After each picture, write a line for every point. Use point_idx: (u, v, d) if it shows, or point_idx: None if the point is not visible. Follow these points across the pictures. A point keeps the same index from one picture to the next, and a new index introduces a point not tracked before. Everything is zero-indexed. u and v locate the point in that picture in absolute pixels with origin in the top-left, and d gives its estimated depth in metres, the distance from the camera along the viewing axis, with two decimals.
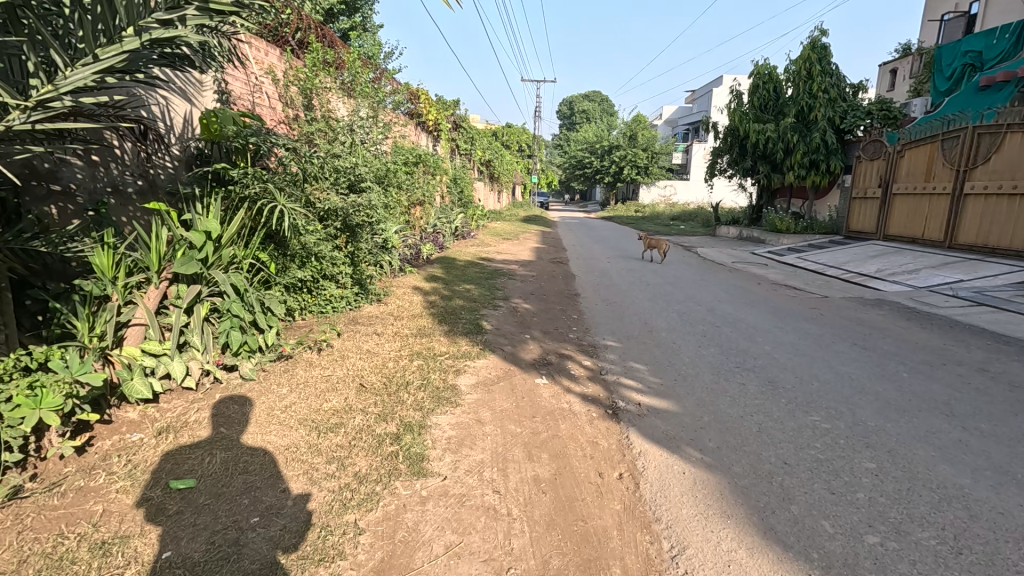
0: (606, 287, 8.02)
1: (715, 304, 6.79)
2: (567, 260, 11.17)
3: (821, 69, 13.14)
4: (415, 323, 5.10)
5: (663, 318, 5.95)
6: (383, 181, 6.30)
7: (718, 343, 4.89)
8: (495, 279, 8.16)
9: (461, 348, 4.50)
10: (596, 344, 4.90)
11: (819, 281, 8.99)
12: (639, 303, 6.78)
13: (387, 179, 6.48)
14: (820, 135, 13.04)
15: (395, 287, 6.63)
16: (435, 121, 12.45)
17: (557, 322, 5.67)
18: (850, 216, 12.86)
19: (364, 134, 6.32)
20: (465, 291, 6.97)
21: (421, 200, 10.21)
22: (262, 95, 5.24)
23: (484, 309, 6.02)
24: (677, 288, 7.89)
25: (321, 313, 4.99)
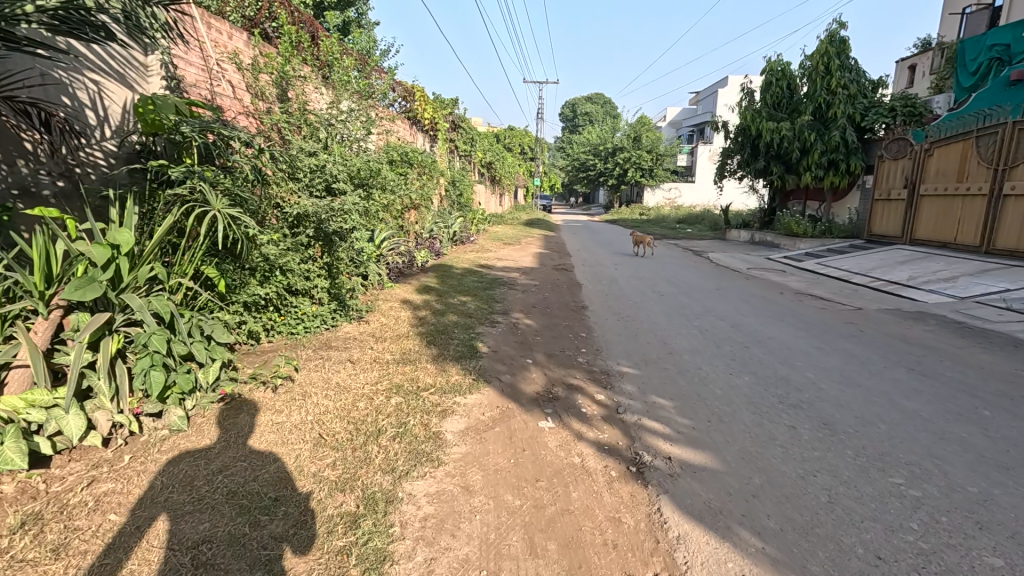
0: (615, 298, 7.32)
1: (738, 317, 6.07)
2: (572, 266, 10.46)
3: (840, 64, 12.43)
4: (399, 346, 4.41)
5: (684, 336, 5.23)
6: (369, 184, 5.64)
7: (752, 369, 4.17)
8: (492, 290, 7.47)
9: (451, 378, 3.81)
10: (610, 372, 4.19)
11: (848, 290, 8.25)
12: (654, 317, 6.07)
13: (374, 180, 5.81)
14: (839, 133, 12.30)
15: (382, 301, 5.94)
16: (430, 119, 11.76)
17: (563, 342, 4.97)
18: (872, 219, 12.13)
19: (345, 131, 5.65)
20: (460, 304, 6.28)
21: (414, 203, 9.53)
22: (224, 84, 4.58)
23: (480, 327, 5.34)
24: (693, 299, 7.17)
25: (290, 335, 4.32)
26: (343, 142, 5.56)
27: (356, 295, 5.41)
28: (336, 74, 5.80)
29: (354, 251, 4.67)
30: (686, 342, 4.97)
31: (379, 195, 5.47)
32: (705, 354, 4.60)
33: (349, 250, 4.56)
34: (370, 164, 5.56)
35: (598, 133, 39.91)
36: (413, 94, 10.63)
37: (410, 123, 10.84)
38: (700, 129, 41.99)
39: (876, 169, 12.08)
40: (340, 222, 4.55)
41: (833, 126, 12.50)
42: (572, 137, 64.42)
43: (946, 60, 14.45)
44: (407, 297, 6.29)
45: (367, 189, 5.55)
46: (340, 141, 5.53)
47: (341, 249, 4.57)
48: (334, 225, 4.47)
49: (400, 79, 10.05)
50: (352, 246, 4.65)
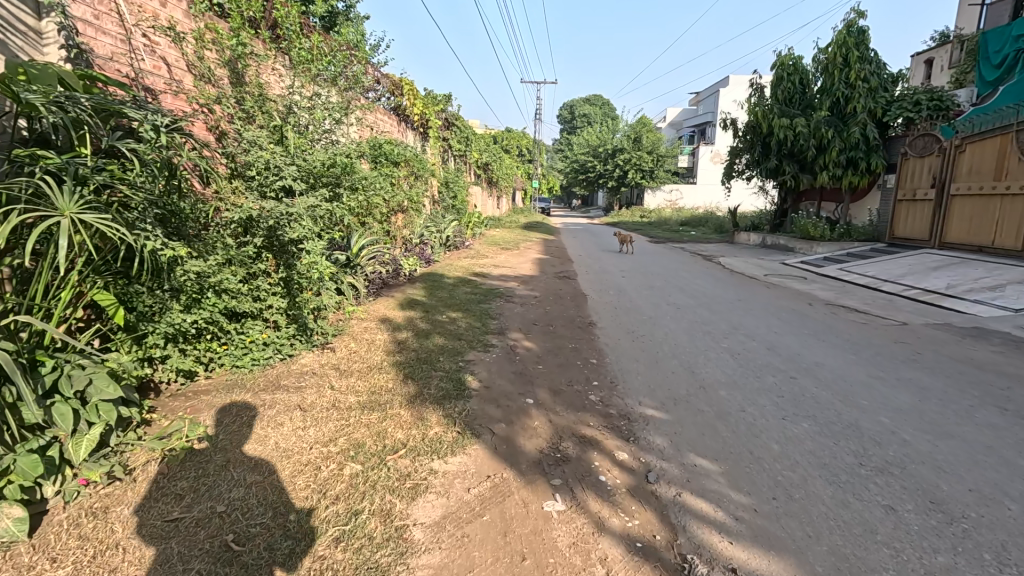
0: (626, 311, 6.49)
1: (772, 336, 5.23)
2: (575, 274, 9.62)
3: (859, 55, 11.61)
4: (369, 384, 3.55)
5: (714, 363, 4.38)
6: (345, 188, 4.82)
7: (810, 413, 3.32)
8: (484, 303, 6.62)
9: (429, 431, 2.96)
10: (631, 416, 3.34)
11: (883, 301, 7.41)
12: (675, 336, 5.23)
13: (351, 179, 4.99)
14: (859, 129, 11.47)
15: (357, 321, 5.08)
16: (419, 117, 10.90)
17: (570, 373, 4.11)
18: (895, 221, 11.33)
19: (308, 123, 4.80)
20: (448, 322, 5.43)
21: (399, 206, 8.69)
22: (154, 61, 3.75)
23: (470, 352, 4.49)
24: (713, 313, 6.32)
25: (233, 369, 3.50)
26: (307, 137, 4.72)
27: (321, 316, 4.55)
28: (303, 55, 4.95)
29: (318, 266, 3.83)
30: (719, 373, 4.12)
31: (357, 200, 4.67)
32: (746, 390, 3.75)
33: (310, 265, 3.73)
34: (344, 162, 4.74)
35: (597, 134, 39.13)
36: (400, 87, 9.78)
37: (398, 119, 10.00)
38: (701, 129, 41.22)
39: (898, 168, 11.29)
40: (299, 230, 3.72)
41: (852, 122, 11.68)
42: (570, 138, 63.68)
43: (967, 53, 13.64)
44: (388, 315, 5.44)
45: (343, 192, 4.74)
46: (300, 134, 4.67)
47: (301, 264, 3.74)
48: (290, 234, 3.64)
49: (384, 70, 9.20)
50: (316, 260, 3.82)
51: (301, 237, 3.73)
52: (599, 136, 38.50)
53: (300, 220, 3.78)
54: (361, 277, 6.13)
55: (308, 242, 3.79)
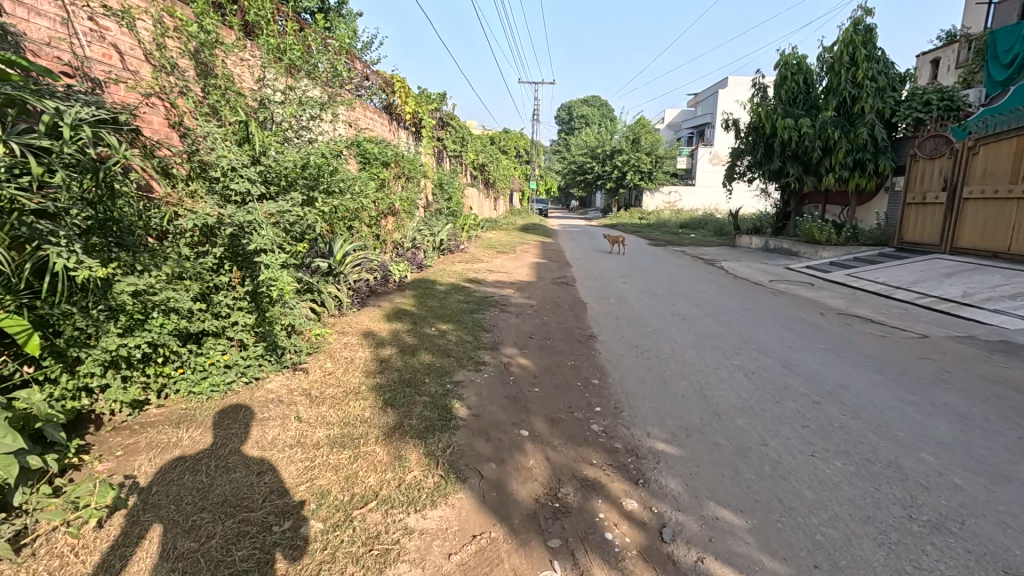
0: (628, 321, 6.09)
1: (786, 352, 4.85)
2: (573, 279, 9.22)
3: (867, 54, 11.24)
4: (343, 415, 3.15)
5: (728, 385, 3.99)
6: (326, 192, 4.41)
7: (842, 449, 2.94)
8: (477, 314, 6.22)
9: (406, 475, 2.56)
10: (639, 451, 2.95)
11: (898, 310, 7.04)
12: (683, 351, 4.84)
13: (334, 180, 4.59)
14: (867, 130, 11.10)
15: (338, 336, 4.67)
16: (412, 116, 10.50)
17: (570, 396, 3.72)
18: (903, 225, 10.99)
19: (283, 120, 4.38)
20: (437, 336, 5.03)
21: (386, 209, 8.28)
22: (103, 49, 3.33)
23: (460, 372, 4.08)
24: (721, 324, 5.94)
25: (189, 395, 3.14)
26: (282, 135, 4.31)
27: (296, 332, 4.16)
28: (279, 46, 4.55)
29: (287, 280, 3.44)
30: (734, 397, 3.73)
31: (337, 206, 4.27)
32: (766, 418, 3.36)
33: (277, 279, 3.33)
34: (323, 164, 4.35)
35: (596, 135, 38.77)
36: (392, 85, 9.38)
37: (389, 118, 9.60)
38: (700, 130, 40.95)
39: (907, 170, 10.93)
40: (265, 240, 3.32)
41: (859, 123, 11.31)
42: (568, 139, 63.33)
43: (974, 53, 13.31)
44: (372, 329, 5.03)
45: (323, 197, 4.33)
46: (273, 131, 4.25)
47: (268, 278, 3.34)
48: (254, 244, 3.25)
49: (375, 67, 8.80)
50: (284, 273, 3.42)
51: (267, 247, 3.33)
52: (597, 137, 38.16)
53: (265, 228, 3.38)
54: (343, 286, 5.71)
55: (275, 253, 3.39)
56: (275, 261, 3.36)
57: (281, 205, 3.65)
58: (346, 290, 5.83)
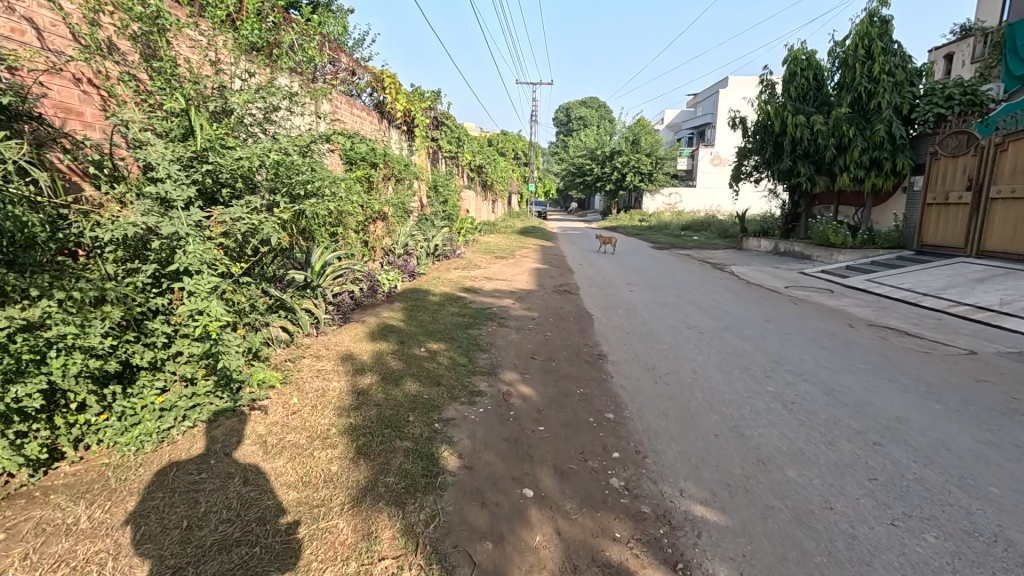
0: (641, 337, 5.49)
1: (825, 375, 4.25)
2: (576, 287, 8.61)
3: (883, 47, 10.66)
4: (304, 470, 2.55)
5: (767, 419, 3.39)
6: (304, 194, 3.78)
7: (928, 515, 2.34)
8: (473, 329, 5.61)
9: (375, 565, 1.97)
10: (673, 519, 2.35)
11: (934, 321, 6.45)
12: (708, 375, 4.23)
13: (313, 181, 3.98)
14: (884, 127, 10.52)
15: (311, 361, 4.06)
16: (404, 115, 9.92)
17: (581, 439, 3.11)
18: (924, 227, 10.42)
19: (250, 111, 3.77)
20: (428, 358, 4.44)
21: (373, 213, 7.69)
22: (14, 27, 2.76)
23: (451, 405, 3.48)
24: (744, 339, 5.34)
25: (117, 444, 2.54)
26: (250, 128, 3.69)
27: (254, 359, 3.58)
28: (243, 29, 3.97)
29: (221, 309, 2.91)
30: (777, 435, 3.14)
31: (312, 211, 3.66)
32: (823, 467, 2.77)
33: (206, 308, 2.79)
34: (294, 162, 3.73)
35: (594, 136, 38.25)
36: (382, 81, 8.80)
37: (380, 116, 9.02)
38: (700, 131, 40.47)
39: (928, 169, 10.35)
40: (194, 258, 2.77)
41: (876, 119, 10.72)
42: (566, 140, 62.83)
43: (991, 46, 12.74)
44: (354, 351, 4.41)
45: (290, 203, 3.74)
46: (236, 122, 3.62)
47: (195, 307, 2.80)
48: (179, 265, 2.70)
49: (363, 62, 8.23)
50: (215, 301, 2.88)
51: (195, 267, 2.78)
52: (596, 138, 37.64)
53: (195, 243, 2.82)
54: (322, 301, 5.08)
55: (205, 275, 2.85)
56: (204, 285, 2.82)
57: (220, 216, 3.07)
58: (326, 304, 5.21)
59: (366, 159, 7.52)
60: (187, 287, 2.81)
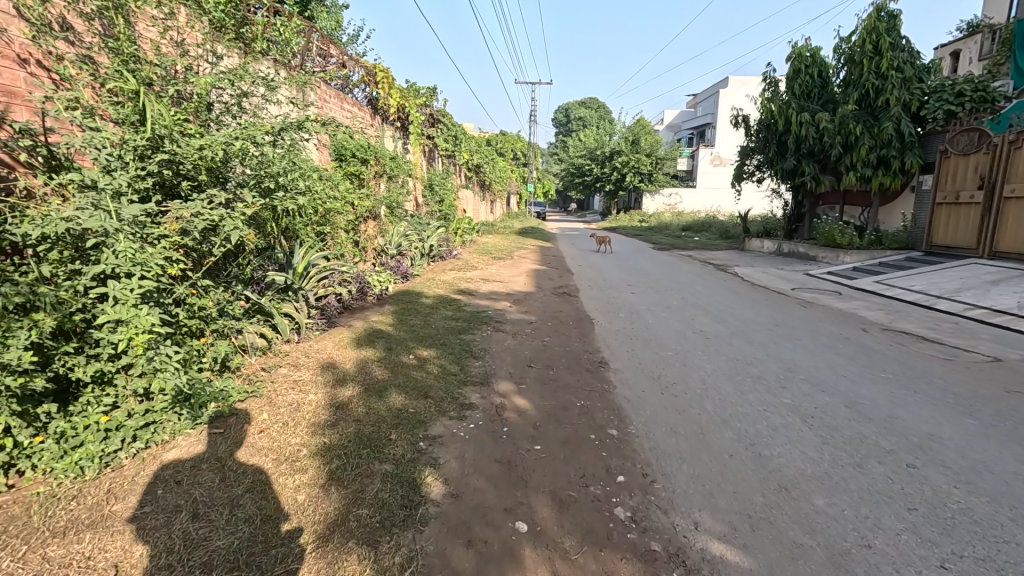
0: (645, 342, 5.18)
1: (845, 386, 3.93)
2: (576, 289, 8.30)
3: (891, 42, 10.36)
4: (266, 500, 2.23)
5: (786, 435, 3.08)
6: (277, 188, 3.44)
7: (982, 555, 2.03)
8: (466, 333, 5.30)
9: None
10: (688, 561, 2.04)
11: (951, 326, 6.14)
12: (719, 386, 3.92)
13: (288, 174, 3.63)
14: (893, 124, 10.22)
15: (288, 370, 3.74)
16: (398, 112, 9.64)
17: (582, 460, 2.80)
18: (933, 227, 10.13)
19: (218, 96, 3.44)
20: (416, 366, 4.13)
21: (364, 212, 7.40)
22: None
23: (439, 421, 3.18)
24: (754, 346, 5.02)
25: (53, 469, 2.23)
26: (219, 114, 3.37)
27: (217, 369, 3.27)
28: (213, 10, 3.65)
29: (154, 318, 2.51)
30: (799, 456, 2.83)
31: (284, 208, 3.33)
32: (855, 495, 2.45)
33: (133, 317, 2.40)
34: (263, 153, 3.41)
35: (594, 136, 37.97)
36: (374, 75, 8.51)
37: (373, 112, 8.73)
38: (700, 131, 40.21)
39: (938, 168, 10.06)
40: (123, 259, 2.39)
41: (884, 116, 10.42)
42: (566, 141, 62.57)
43: (999, 43, 12.45)
44: (337, 359, 4.10)
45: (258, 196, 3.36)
46: (202, 107, 3.30)
47: (121, 315, 2.39)
48: (102, 267, 2.31)
49: (354, 55, 7.94)
50: (147, 310, 2.50)
51: (125, 270, 2.40)
52: (596, 138, 37.36)
53: (127, 241, 2.45)
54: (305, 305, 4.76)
55: (137, 280, 2.46)
56: (133, 291, 2.43)
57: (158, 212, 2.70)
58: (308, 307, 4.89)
59: (357, 156, 7.22)
60: (113, 293, 2.40)
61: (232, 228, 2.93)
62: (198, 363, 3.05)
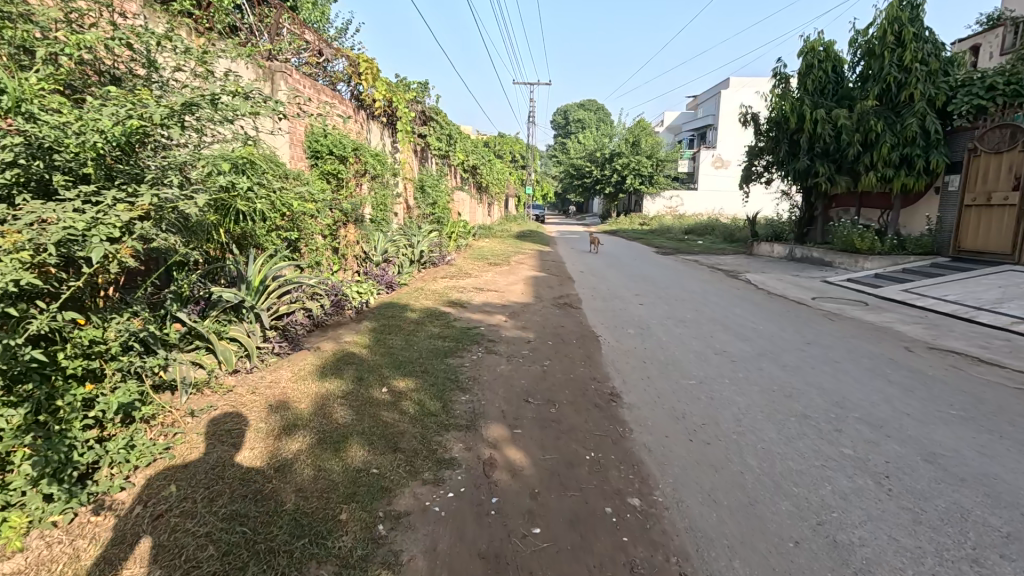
0: (660, 367, 4.47)
1: (912, 428, 3.22)
2: (578, 299, 7.59)
3: (914, 32, 9.68)
4: None
5: (861, 508, 2.36)
6: (185, 183, 2.68)
7: None
8: (454, 356, 4.57)
9: None
10: None
11: (1004, 344, 5.44)
12: (759, 429, 3.20)
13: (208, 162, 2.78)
14: (917, 121, 9.54)
15: (224, 414, 2.98)
16: (385, 107, 8.92)
17: (596, 551, 2.08)
18: (962, 231, 9.46)
19: (119, 64, 2.70)
20: (389, 404, 3.40)
21: (343, 215, 6.68)
22: None
23: (408, 489, 2.46)
24: (788, 372, 4.30)
25: None
26: (113, 86, 2.63)
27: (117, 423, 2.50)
28: None
29: None
30: (888, 545, 2.11)
31: (196, 208, 2.53)
32: None
33: None
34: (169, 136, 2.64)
35: (593, 138, 37.31)
36: (358, 66, 7.80)
37: (357, 107, 8.02)
38: (702, 132, 39.56)
39: (966, 167, 9.39)
40: None
41: (908, 113, 9.72)
42: (565, 143, 61.91)
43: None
44: (294, 396, 3.37)
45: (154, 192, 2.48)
46: (90, 79, 2.56)
47: None
48: None
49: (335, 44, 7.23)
50: None
51: None
52: (595, 140, 36.69)
53: None
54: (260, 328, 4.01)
55: None
56: None
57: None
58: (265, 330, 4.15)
59: (335, 153, 6.49)
60: None
61: (99, 243, 2.08)
62: (83, 420, 2.28)
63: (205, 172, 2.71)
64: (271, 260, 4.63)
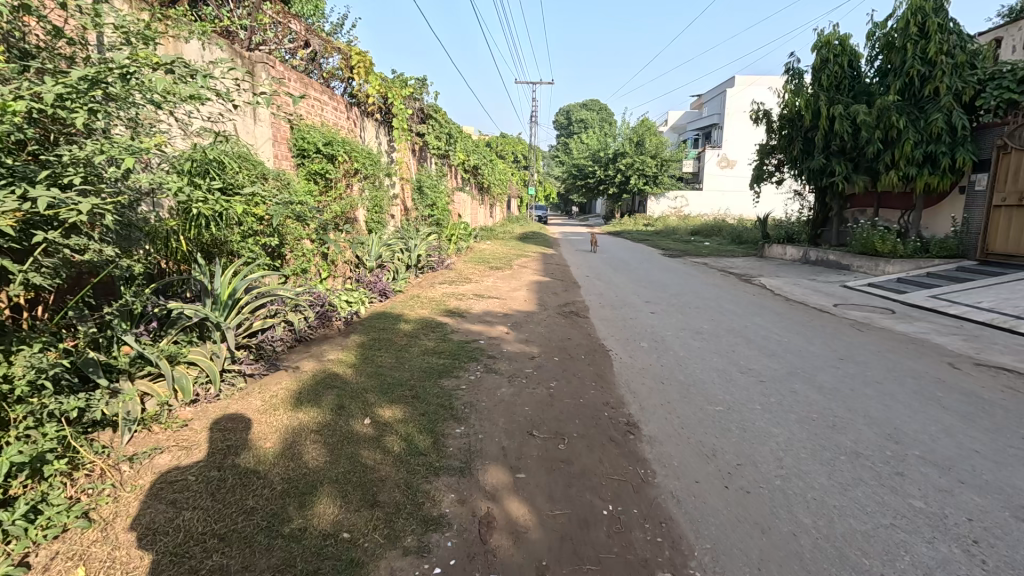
0: (681, 389, 3.98)
1: (986, 471, 2.72)
2: (585, 307, 7.10)
3: (940, 23, 9.15)
4: None
5: None
6: (87, 179, 2.23)
7: None
8: (450, 376, 4.09)
9: None
10: None
11: None
12: (806, 472, 2.71)
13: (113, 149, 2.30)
14: (943, 116, 9.02)
15: (171, 459, 2.50)
16: (378, 104, 8.44)
17: None
18: (992, 233, 8.93)
19: (19, 32, 2.25)
20: (372, 440, 2.93)
21: (331, 218, 6.20)
22: None
23: (386, 563, 1.99)
24: (827, 396, 3.81)
25: None
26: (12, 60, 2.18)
27: (22, 482, 2.02)
28: None
29: None
30: None
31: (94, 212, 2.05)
32: None
33: None
34: (66, 118, 2.16)
35: (597, 138, 36.82)
36: (350, 60, 7.29)
37: (351, 104, 7.56)
38: (707, 132, 39.02)
39: (994, 165, 8.88)
40: None
41: (933, 108, 9.21)
42: (567, 142, 61.43)
43: None
44: (262, 431, 2.89)
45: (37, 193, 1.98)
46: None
47: None
48: None
49: (326, 36, 6.72)
50: None
51: None
52: (599, 140, 36.21)
53: None
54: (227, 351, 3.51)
55: None
56: None
57: None
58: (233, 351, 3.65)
59: (322, 151, 6.01)
60: None
61: None
62: None
63: (116, 173, 2.26)
64: (245, 269, 4.14)
